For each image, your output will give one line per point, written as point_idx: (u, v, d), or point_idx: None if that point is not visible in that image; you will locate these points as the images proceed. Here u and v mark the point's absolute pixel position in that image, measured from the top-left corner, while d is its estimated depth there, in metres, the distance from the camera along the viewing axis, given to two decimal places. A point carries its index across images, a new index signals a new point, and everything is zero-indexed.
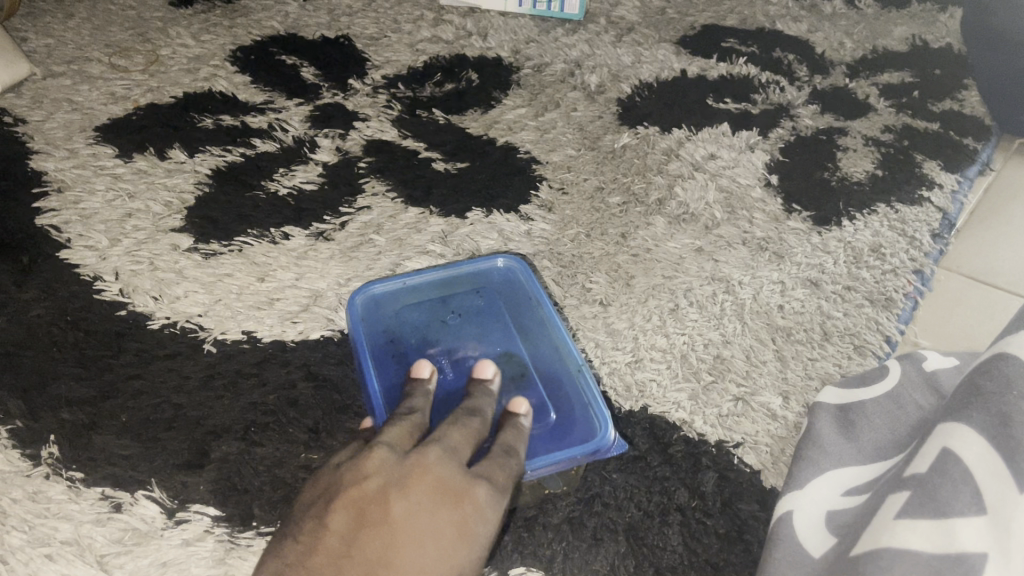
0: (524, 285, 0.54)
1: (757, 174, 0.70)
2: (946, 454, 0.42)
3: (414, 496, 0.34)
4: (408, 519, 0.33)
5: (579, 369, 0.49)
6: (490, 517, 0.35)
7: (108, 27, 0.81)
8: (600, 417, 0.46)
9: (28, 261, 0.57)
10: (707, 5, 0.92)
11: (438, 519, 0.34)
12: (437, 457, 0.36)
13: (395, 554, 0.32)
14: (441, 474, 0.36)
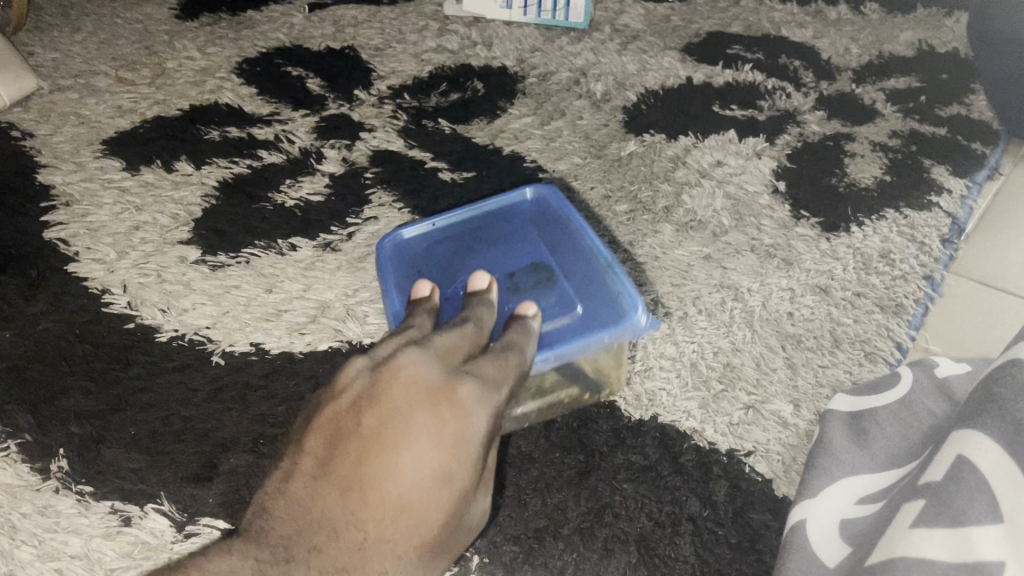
0: (553, 205, 0.55)
1: (765, 181, 0.70)
2: (961, 461, 0.42)
3: (390, 407, 0.33)
4: (385, 429, 0.33)
5: (608, 265, 0.50)
6: (478, 411, 0.34)
7: (114, 41, 0.81)
8: (626, 298, 0.48)
9: (36, 275, 0.57)
10: (712, 12, 0.92)
11: (416, 425, 0.33)
12: (413, 357, 0.35)
13: (371, 469, 0.32)
14: (416, 371, 0.35)
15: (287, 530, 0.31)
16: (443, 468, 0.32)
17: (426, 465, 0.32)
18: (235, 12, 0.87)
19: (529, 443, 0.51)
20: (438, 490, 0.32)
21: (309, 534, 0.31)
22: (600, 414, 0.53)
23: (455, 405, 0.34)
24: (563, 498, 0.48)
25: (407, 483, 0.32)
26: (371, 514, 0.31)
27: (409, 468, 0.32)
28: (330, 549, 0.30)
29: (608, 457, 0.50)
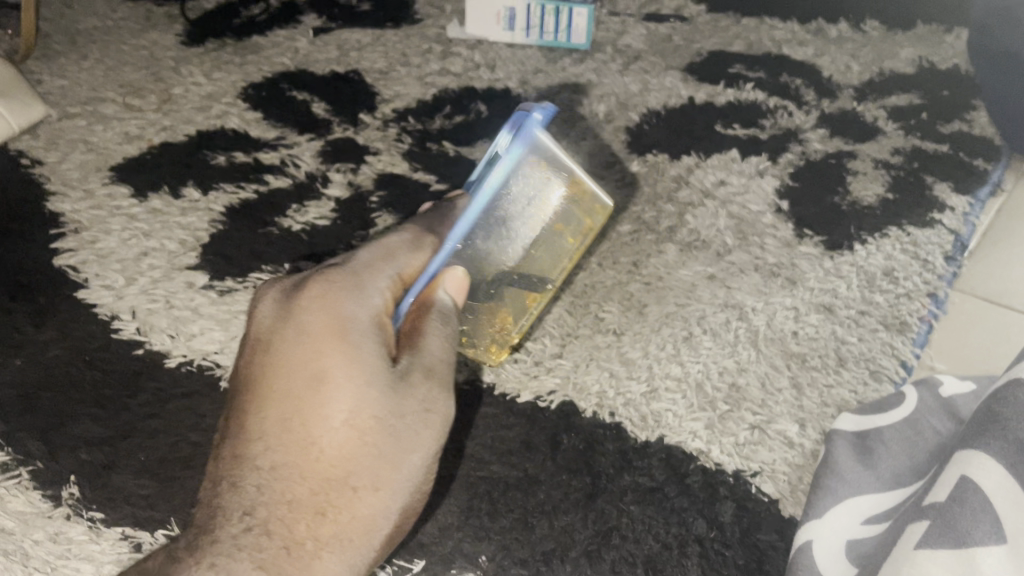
0: None
1: (768, 201, 0.70)
2: (965, 482, 0.43)
3: (264, 347, 0.40)
4: (287, 384, 0.38)
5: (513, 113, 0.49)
6: (366, 330, 0.39)
7: (121, 67, 0.82)
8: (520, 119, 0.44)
9: (46, 302, 0.57)
10: (713, 31, 0.93)
11: (286, 354, 0.39)
12: (292, 324, 0.39)
13: (300, 408, 0.38)
14: (287, 331, 0.39)
15: (210, 487, 0.37)
16: (318, 377, 0.38)
17: (331, 391, 0.38)
18: (240, 37, 0.88)
19: (535, 465, 0.51)
20: (335, 396, 0.37)
21: (221, 488, 0.37)
22: (607, 436, 0.52)
23: (330, 333, 0.39)
24: (571, 520, 0.49)
25: (312, 409, 0.38)
26: (277, 446, 0.37)
27: (312, 400, 0.38)
28: (246, 496, 0.36)
29: (616, 479, 0.50)
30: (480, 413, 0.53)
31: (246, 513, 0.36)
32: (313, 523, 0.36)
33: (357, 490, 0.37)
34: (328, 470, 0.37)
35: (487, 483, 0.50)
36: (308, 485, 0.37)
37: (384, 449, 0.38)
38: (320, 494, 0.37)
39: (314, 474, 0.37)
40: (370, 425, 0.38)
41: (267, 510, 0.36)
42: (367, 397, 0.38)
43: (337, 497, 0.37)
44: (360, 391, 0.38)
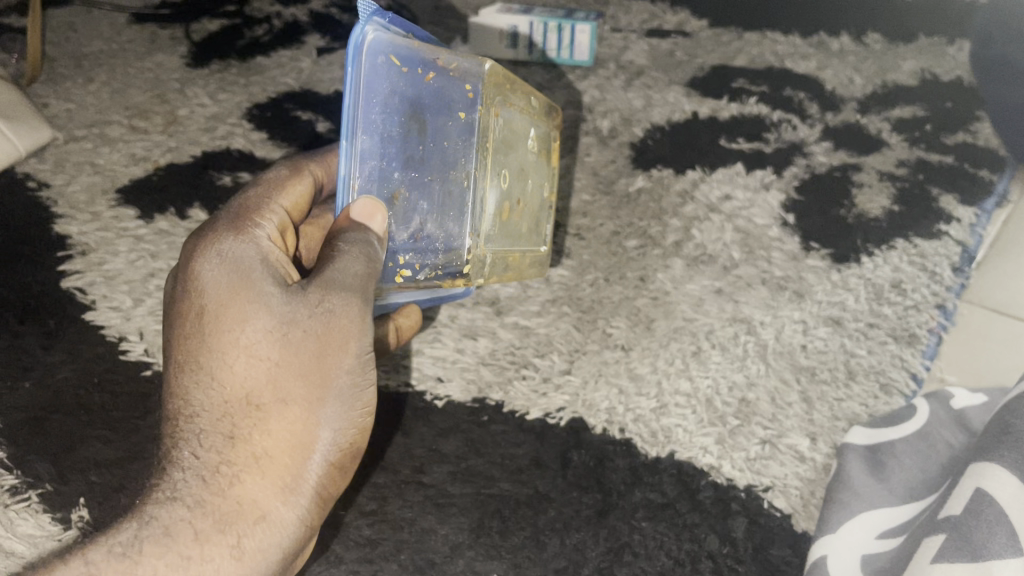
0: None
1: (774, 214, 0.70)
2: (981, 494, 0.43)
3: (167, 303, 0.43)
4: (205, 359, 0.41)
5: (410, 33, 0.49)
6: (243, 311, 0.41)
7: (127, 89, 0.82)
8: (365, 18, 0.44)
9: (55, 325, 0.57)
10: (715, 46, 0.93)
11: (179, 304, 0.42)
12: (199, 305, 0.41)
13: (219, 380, 0.40)
14: (195, 319, 0.41)
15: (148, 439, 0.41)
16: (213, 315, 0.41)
17: (196, 322, 0.41)
18: (244, 58, 0.88)
19: (546, 483, 0.51)
20: (225, 328, 0.41)
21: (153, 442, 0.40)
22: (617, 452, 0.52)
23: (225, 317, 0.41)
24: (583, 538, 0.49)
25: (219, 336, 0.41)
26: (194, 383, 0.40)
27: (206, 336, 0.41)
28: (170, 438, 0.40)
29: (627, 496, 0.50)
30: (490, 431, 0.53)
31: (176, 453, 0.39)
32: (228, 447, 0.40)
33: (269, 411, 0.40)
34: (237, 389, 0.40)
35: (498, 502, 0.50)
36: (219, 411, 0.40)
37: (292, 361, 0.41)
38: (226, 422, 0.40)
39: (224, 400, 0.40)
40: (282, 344, 0.41)
41: (195, 454, 0.39)
42: (252, 313, 0.41)
43: (248, 420, 0.40)
44: (251, 314, 0.41)
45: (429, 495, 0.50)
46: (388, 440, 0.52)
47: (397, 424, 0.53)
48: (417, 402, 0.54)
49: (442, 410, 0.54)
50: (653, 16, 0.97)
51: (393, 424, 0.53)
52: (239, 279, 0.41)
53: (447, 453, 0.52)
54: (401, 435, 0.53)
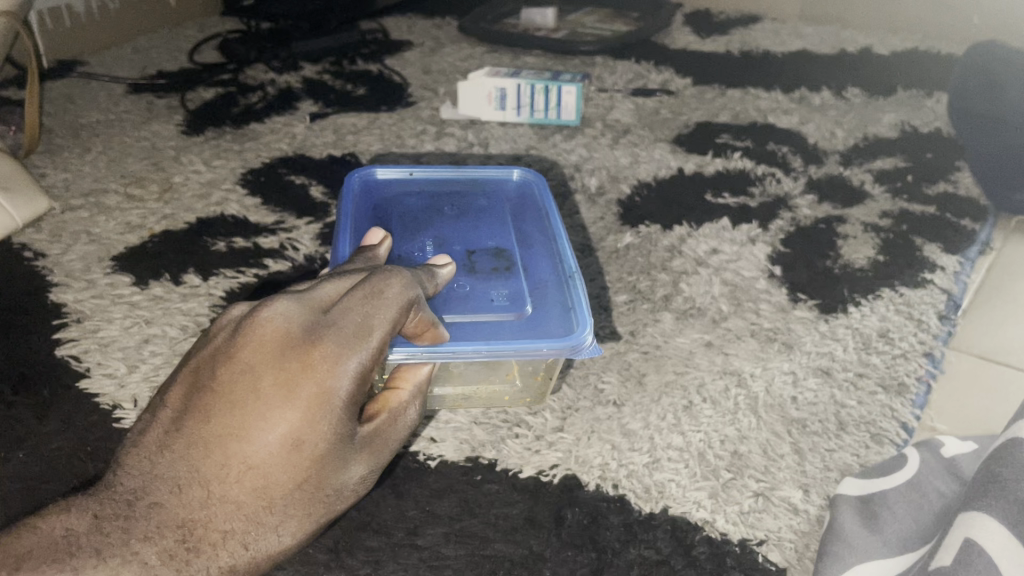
0: (534, 193, 0.69)
1: (761, 267, 0.71)
2: (971, 542, 0.45)
3: (249, 367, 0.36)
4: (254, 477, 0.35)
5: (570, 277, 0.58)
6: (315, 460, 0.36)
7: (124, 159, 0.83)
8: (576, 342, 0.52)
9: (48, 394, 0.57)
10: (699, 103, 0.95)
11: (268, 397, 0.35)
12: (277, 418, 0.35)
13: (254, 506, 0.35)
14: (266, 431, 0.35)
15: (151, 482, 0.35)
16: (295, 444, 0.35)
17: (279, 436, 0.35)
18: (238, 126, 0.90)
19: (540, 542, 0.50)
20: (292, 466, 0.35)
21: (160, 489, 0.35)
22: (611, 509, 0.52)
23: (299, 456, 0.35)
24: None
25: (280, 469, 0.35)
26: (230, 490, 0.35)
27: (268, 467, 0.35)
28: (181, 512, 0.35)
29: (621, 554, 0.49)
30: (483, 490, 0.53)
31: (180, 532, 0.35)
32: (227, 555, 0.35)
33: (280, 537, 0.36)
34: (268, 509, 0.36)
35: (492, 562, 0.49)
36: (240, 518, 0.35)
37: (320, 506, 0.37)
38: (234, 545, 0.35)
39: (253, 512, 0.35)
40: (325, 491, 0.37)
41: (191, 551, 0.35)
42: (324, 459, 0.36)
43: (258, 536, 0.36)
44: (318, 470, 0.36)
45: (423, 557, 0.49)
46: (381, 499, 0.52)
47: (393, 486, 0.53)
48: (411, 462, 0.54)
49: (435, 469, 0.54)
50: (637, 78, 1.01)
51: (383, 485, 0.53)
52: (335, 425, 0.36)
53: (441, 515, 0.51)
54: (394, 496, 0.52)
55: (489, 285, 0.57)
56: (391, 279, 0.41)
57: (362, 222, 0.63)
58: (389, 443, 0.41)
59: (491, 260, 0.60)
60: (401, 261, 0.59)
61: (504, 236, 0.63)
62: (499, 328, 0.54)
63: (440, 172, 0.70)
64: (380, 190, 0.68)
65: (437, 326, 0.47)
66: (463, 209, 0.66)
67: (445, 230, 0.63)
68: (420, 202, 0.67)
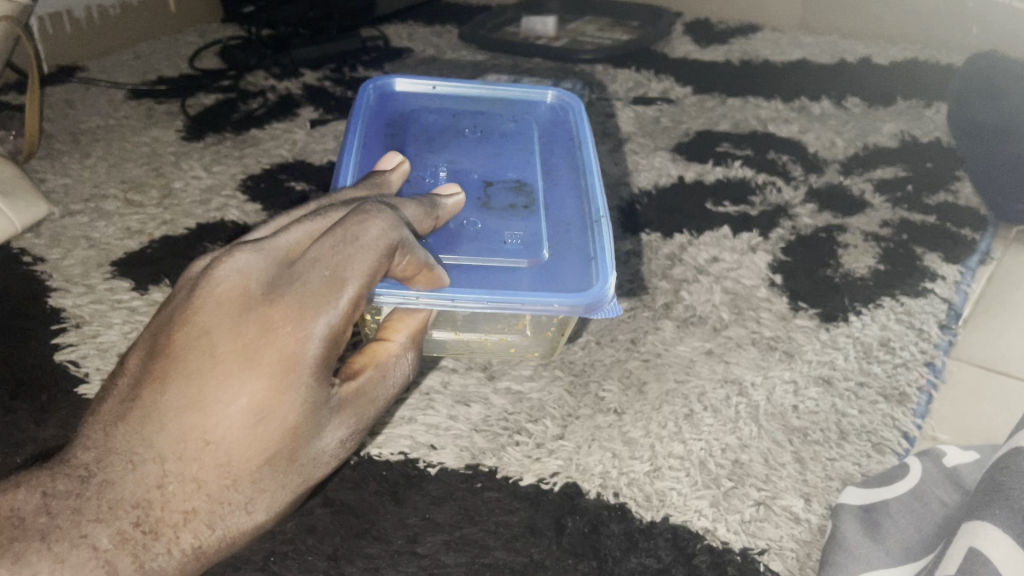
0: (567, 120, 0.70)
1: (762, 275, 0.71)
2: (974, 553, 0.46)
3: (206, 337, 0.36)
4: (215, 450, 0.36)
5: (596, 223, 0.58)
6: (278, 430, 0.37)
7: (124, 164, 0.83)
8: (589, 300, 0.51)
9: (46, 399, 0.57)
10: (700, 112, 0.95)
11: (226, 368, 0.36)
12: (236, 392, 0.36)
13: (212, 482, 0.37)
14: (225, 404, 0.36)
15: (110, 456, 0.36)
16: (258, 415, 0.36)
17: (239, 409, 0.36)
18: (239, 132, 0.90)
19: (540, 550, 0.50)
20: (254, 441, 0.37)
21: (116, 466, 0.36)
22: (612, 518, 0.52)
23: (259, 430, 0.37)
24: None
25: (239, 444, 0.36)
26: (190, 466, 0.36)
27: (228, 440, 0.36)
28: (140, 490, 0.36)
29: (622, 562, 0.49)
30: (484, 498, 0.53)
31: (136, 512, 0.36)
32: (190, 531, 0.37)
33: (246, 509, 0.38)
34: (232, 484, 0.37)
35: (491, 570, 0.49)
36: (203, 495, 0.37)
37: (293, 473, 0.39)
38: (198, 519, 0.37)
39: (215, 489, 0.37)
40: (292, 459, 0.38)
41: (151, 525, 0.36)
42: (289, 430, 0.37)
43: (222, 510, 0.37)
44: (282, 441, 0.37)
45: (422, 565, 0.49)
46: (379, 504, 0.52)
47: (394, 492, 0.53)
48: (410, 469, 0.54)
49: (436, 477, 0.54)
50: (637, 85, 1.01)
51: (384, 492, 0.53)
52: (299, 394, 0.37)
53: (442, 522, 0.51)
54: (394, 503, 0.52)
55: (505, 223, 0.57)
56: (369, 223, 0.41)
57: (379, 139, 0.65)
58: (370, 402, 0.43)
59: (508, 195, 0.60)
60: (411, 185, 0.59)
61: (527, 169, 0.63)
62: (510, 275, 0.53)
63: (469, 88, 0.71)
64: (400, 110, 0.69)
65: (434, 269, 0.46)
66: (486, 135, 0.67)
67: (461, 159, 0.63)
68: (442, 123, 0.67)
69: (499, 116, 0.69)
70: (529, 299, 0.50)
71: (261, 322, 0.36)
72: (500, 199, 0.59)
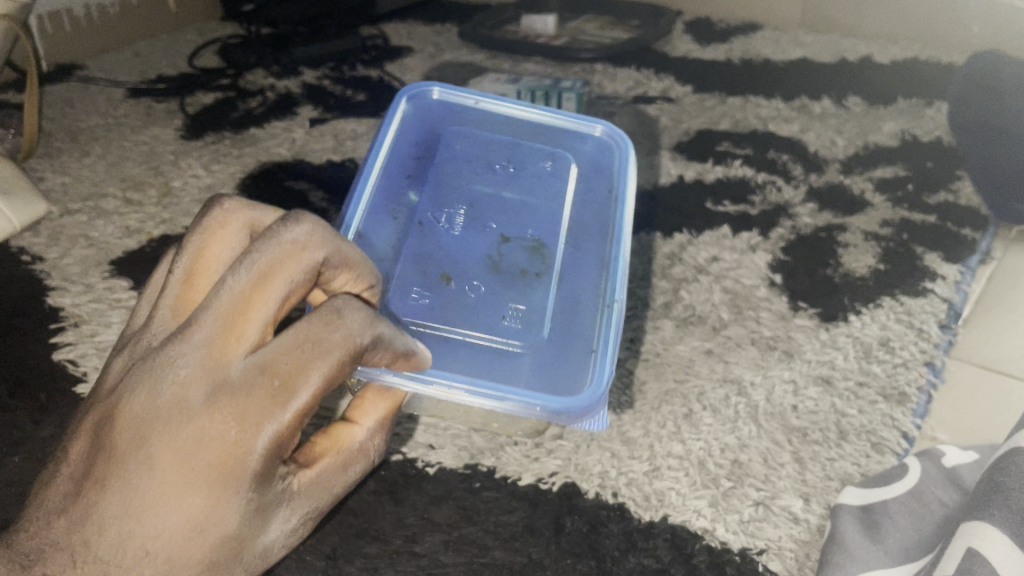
0: (609, 163, 0.65)
1: (762, 275, 0.71)
2: (973, 553, 0.47)
3: (154, 429, 0.35)
4: (159, 549, 0.35)
5: (608, 308, 0.55)
6: (225, 525, 0.36)
7: (123, 163, 0.83)
8: (578, 409, 0.48)
9: (45, 398, 0.58)
10: (700, 111, 0.95)
11: (174, 462, 0.35)
12: (182, 490, 0.35)
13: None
14: (171, 502, 0.35)
15: (45, 548, 0.35)
16: (203, 523, 0.35)
17: (186, 506, 0.35)
18: (238, 131, 0.90)
19: (539, 550, 0.50)
20: (200, 537, 0.36)
21: (55, 560, 0.35)
22: (610, 518, 0.52)
23: (205, 527, 0.36)
24: None
25: (184, 541, 0.35)
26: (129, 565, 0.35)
27: (173, 538, 0.35)
28: None
29: (621, 562, 0.50)
30: (483, 497, 0.53)
31: None
32: None
33: None
34: None
35: (490, 569, 0.49)
36: None
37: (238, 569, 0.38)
38: None
39: None
40: (241, 552, 0.37)
41: None
42: (238, 526, 0.37)
43: None
44: (228, 535, 0.36)
45: (421, 565, 0.49)
46: (376, 503, 0.52)
47: (392, 492, 0.52)
48: (407, 470, 0.54)
49: (435, 476, 0.54)
50: (638, 84, 1.01)
51: (382, 492, 0.52)
52: (248, 488, 0.36)
53: (440, 522, 0.51)
54: (392, 503, 0.52)
55: (513, 295, 0.54)
56: (341, 309, 0.39)
57: (406, 158, 0.61)
58: (326, 489, 0.42)
59: (523, 255, 0.56)
60: (424, 228, 0.56)
61: (548, 224, 0.59)
62: (505, 362, 0.51)
63: (514, 109, 0.67)
64: (435, 123, 0.65)
65: (413, 353, 0.44)
66: (517, 173, 0.62)
67: (483, 197, 0.60)
68: (474, 148, 0.63)
69: (537, 147, 0.64)
70: (515, 397, 0.47)
71: (213, 414, 0.36)
72: (516, 260, 0.56)
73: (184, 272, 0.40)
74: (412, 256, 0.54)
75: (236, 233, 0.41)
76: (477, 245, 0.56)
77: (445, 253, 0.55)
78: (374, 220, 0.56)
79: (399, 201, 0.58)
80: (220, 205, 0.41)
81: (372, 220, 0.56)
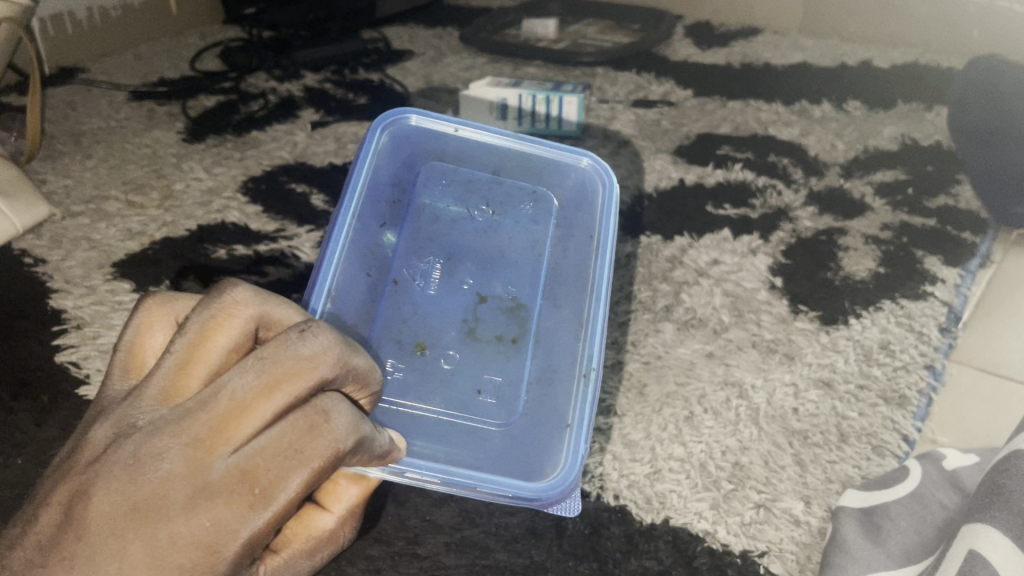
0: (592, 199, 0.62)
1: (762, 278, 0.71)
2: (974, 555, 0.47)
3: (131, 516, 0.34)
4: None
5: (584, 376, 0.54)
6: None
7: (124, 165, 0.83)
8: (547, 496, 0.49)
9: (47, 400, 0.58)
10: (701, 114, 0.95)
11: (141, 554, 0.33)
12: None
13: None
14: None
15: None
16: None
17: None
18: (240, 134, 0.90)
19: (541, 552, 0.51)
20: None
21: None
22: (612, 520, 0.52)
23: None
24: None
25: None
26: None
27: None
28: None
29: (622, 564, 0.50)
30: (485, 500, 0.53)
31: None
32: None
33: None
34: None
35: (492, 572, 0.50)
36: None
37: None
38: None
39: None
40: None
41: None
42: None
43: None
44: None
45: (423, 566, 0.50)
46: (381, 510, 0.52)
47: (392, 495, 0.53)
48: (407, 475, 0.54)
49: None
50: (638, 88, 1.01)
51: (386, 499, 0.53)
52: None
53: (442, 524, 0.52)
54: (395, 506, 0.52)
55: (484, 366, 0.53)
56: (332, 418, 0.37)
57: (381, 203, 0.57)
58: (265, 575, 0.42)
59: (500, 320, 0.55)
60: (398, 292, 0.54)
61: (529, 280, 0.57)
62: (479, 440, 0.51)
63: (496, 138, 0.62)
64: (413, 157, 0.60)
65: (386, 456, 0.42)
66: (497, 218, 0.59)
67: (462, 250, 0.57)
68: (454, 191, 0.59)
69: (518, 185, 0.61)
70: (486, 488, 0.48)
71: (189, 514, 0.34)
72: (493, 325, 0.55)
73: (181, 357, 0.37)
74: (385, 323, 0.53)
75: (241, 324, 0.39)
76: (455, 308, 0.55)
77: (420, 318, 0.54)
78: (351, 276, 0.53)
79: (375, 255, 0.55)
80: (231, 295, 0.39)
81: (346, 280, 0.52)
